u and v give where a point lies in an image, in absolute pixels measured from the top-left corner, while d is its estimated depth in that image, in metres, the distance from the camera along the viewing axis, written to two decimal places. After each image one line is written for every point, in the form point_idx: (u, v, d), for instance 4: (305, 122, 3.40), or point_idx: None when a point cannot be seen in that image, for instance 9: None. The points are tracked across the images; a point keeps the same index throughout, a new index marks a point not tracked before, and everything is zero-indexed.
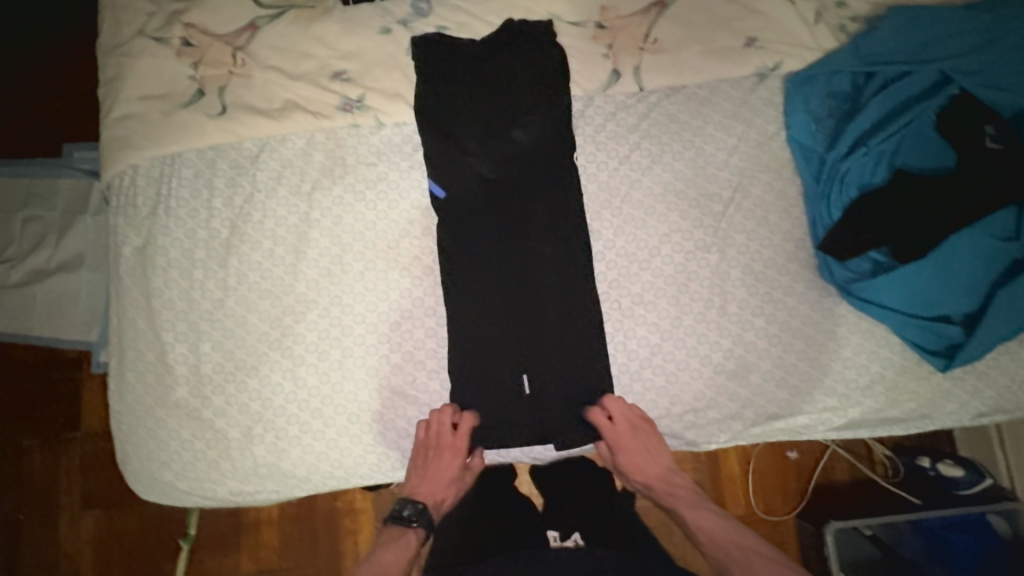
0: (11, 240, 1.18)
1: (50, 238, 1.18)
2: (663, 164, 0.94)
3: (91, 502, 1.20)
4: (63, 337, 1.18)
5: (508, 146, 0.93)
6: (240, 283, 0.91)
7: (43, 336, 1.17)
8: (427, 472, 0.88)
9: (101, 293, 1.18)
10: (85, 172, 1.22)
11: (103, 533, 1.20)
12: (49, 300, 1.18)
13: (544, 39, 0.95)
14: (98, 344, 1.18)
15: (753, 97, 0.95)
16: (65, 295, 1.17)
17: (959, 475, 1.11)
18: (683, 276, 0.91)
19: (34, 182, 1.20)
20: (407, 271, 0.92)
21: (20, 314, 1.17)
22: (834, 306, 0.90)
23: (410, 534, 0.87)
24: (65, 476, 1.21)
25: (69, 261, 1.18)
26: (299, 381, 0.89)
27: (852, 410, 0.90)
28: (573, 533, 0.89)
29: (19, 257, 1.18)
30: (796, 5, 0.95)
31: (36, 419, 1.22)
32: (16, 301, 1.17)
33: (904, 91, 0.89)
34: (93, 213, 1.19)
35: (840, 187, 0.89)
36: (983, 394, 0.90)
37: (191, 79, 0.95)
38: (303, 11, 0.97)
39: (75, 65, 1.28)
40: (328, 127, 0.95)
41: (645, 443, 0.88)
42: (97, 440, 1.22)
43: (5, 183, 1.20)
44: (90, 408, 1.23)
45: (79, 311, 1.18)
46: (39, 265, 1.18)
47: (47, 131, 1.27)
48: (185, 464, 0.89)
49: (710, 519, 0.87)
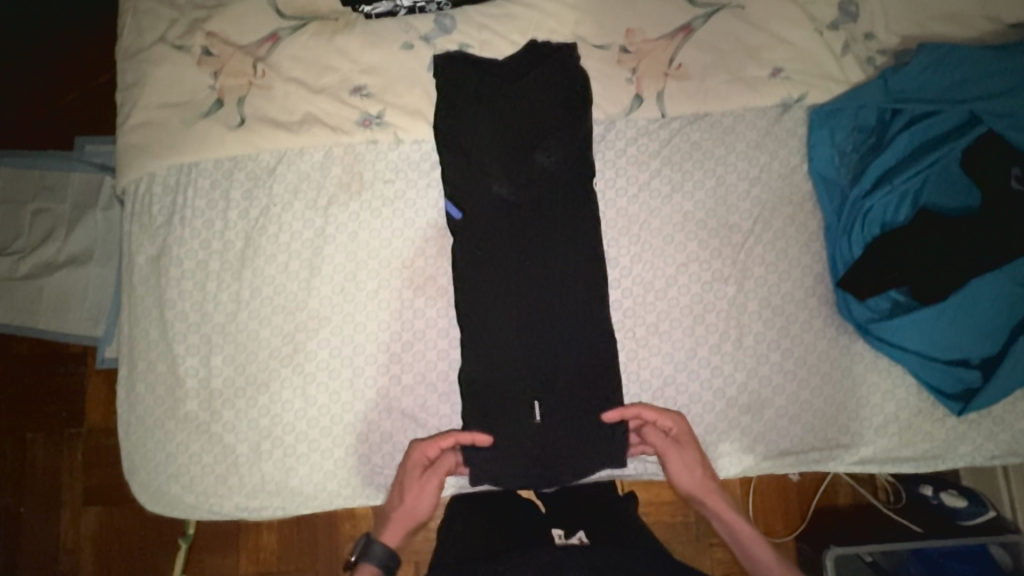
0: (22, 233, 1.18)
1: (60, 231, 1.18)
2: (683, 193, 0.93)
3: (91, 499, 1.20)
4: (70, 330, 1.18)
5: (529, 169, 0.92)
6: (254, 296, 0.91)
7: (49, 328, 1.17)
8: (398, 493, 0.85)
9: (111, 289, 1.19)
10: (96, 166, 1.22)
11: (104, 529, 1.19)
12: (56, 293, 1.18)
13: (568, 60, 0.93)
14: (104, 339, 1.18)
15: (778, 127, 0.94)
16: (73, 288, 1.18)
17: (960, 505, 1.08)
18: (699, 307, 0.90)
19: (45, 174, 1.20)
20: (421, 290, 0.92)
21: (28, 308, 1.17)
22: (850, 343, 0.89)
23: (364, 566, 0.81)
24: (67, 472, 1.21)
25: (79, 255, 1.19)
26: (310, 400, 0.89)
27: (865, 448, 0.89)
28: (578, 530, 0.88)
29: (28, 249, 1.18)
30: (823, 36, 0.95)
31: (39, 412, 1.22)
32: (22, 293, 1.17)
33: (931, 130, 0.87)
34: (104, 208, 1.19)
35: (862, 224, 0.88)
36: (997, 438, 0.89)
37: (211, 88, 0.94)
38: (326, 23, 0.96)
39: (87, 58, 1.27)
40: (348, 142, 0.95)
41: (692, 466, 0.85)
42: (100, 435, 1.22)
43: (17, 175, 1.20)
44: (94, 405, 1.23)
45: (87, 304, 1.19)
46: (47, 258, 1.18)
47: (55, 125, 1.27)
48: (193, 478, 0.88)
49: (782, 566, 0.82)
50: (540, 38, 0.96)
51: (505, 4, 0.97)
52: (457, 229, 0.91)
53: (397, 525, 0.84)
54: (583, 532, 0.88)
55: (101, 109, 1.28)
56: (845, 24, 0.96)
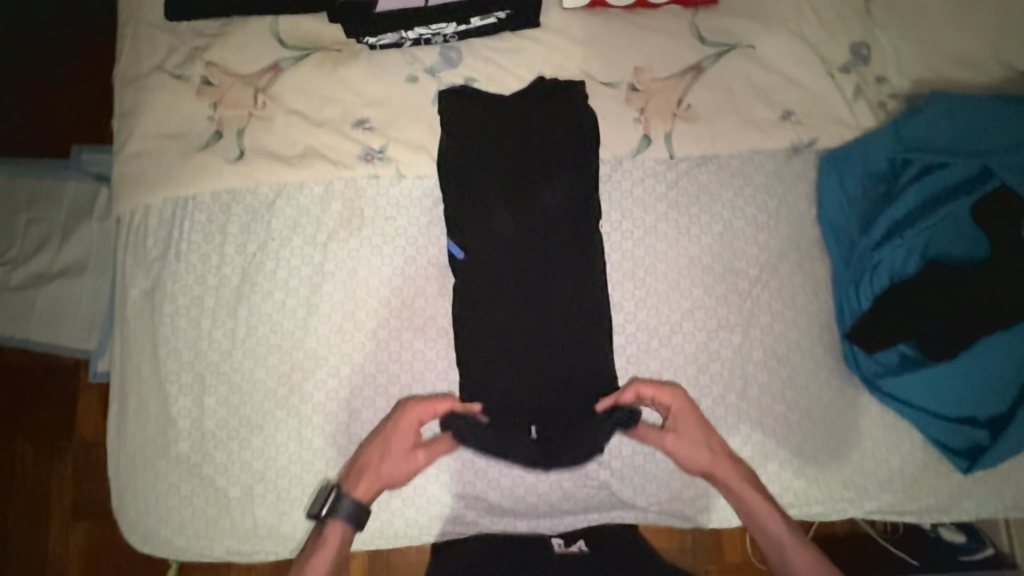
0: (15, 243, 1.16)
1: (54, 240, 1.16)
2: (690, 237, 0.91)
3: (82, 513, 1.17)
4: (63, 343, 1.15)
5: (533, 211, 0.89)
6: (250, 335, 0.89)
7: (41, 340, 1.15)
8: (377, 457, 0.82)
9: (104, 304, 1.16)
10: (92, 175, 1.19)
11: (93, 546, 1.17)
12: (49, 305, 1.15)
13: (574, 101, 0.92)
14: (96, 352, 1.15)
15: (786, 171, 0.93)
16: (66, 300, 1.15)
17: (959, 539, 1.07)
18: (703, 356, 0.88)
19: (40, 183, 1.18)
20: (420, 331, 0.90)
21: (19, 319, 1.15)
22: (856, 396, 0.88)
23: (333, 530, 0.79)
24: (56, 487, 1.17)
25: (71, 266, 1.16)
26: (305, 443, 0.87)
27: (868, 502, 0.87)
28: (578, 540, 0.89)
29: (22, 258, 1.16)
30: (835, 79, 0.93)
31: (29, 425, 1.19)
32: (16, 304, 1.14)
33: (944, 181, 0.85)
34: (99, 218, 1.15)
35: (871, 276, 0.86)
36: (1004, 494, 0.88)
37: (210, 119, 0.92)
38: (329, 54, 0.94)
39: (84, 66, 1.24)
40: (348, 176, 0.92)
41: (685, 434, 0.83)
42: (91, 450, 1.19)
43: (11, 184, 1.18)
44: (85, 419, 1.20)
45: (79, 317, 1.16)
46: (40, 269, 1.15)
47: (47, 134, 1.23)
48: (184, 521, 0.86)
49: (792, 548, 0.80)
50: (547, 75, 0.94)
51: (511, 38, 0.95)
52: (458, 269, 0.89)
53: (371, 489, 0.81)
54: (583, 543, 0.89)
55: (94, 118, 1.24)
56: (857, 67, 0.94)
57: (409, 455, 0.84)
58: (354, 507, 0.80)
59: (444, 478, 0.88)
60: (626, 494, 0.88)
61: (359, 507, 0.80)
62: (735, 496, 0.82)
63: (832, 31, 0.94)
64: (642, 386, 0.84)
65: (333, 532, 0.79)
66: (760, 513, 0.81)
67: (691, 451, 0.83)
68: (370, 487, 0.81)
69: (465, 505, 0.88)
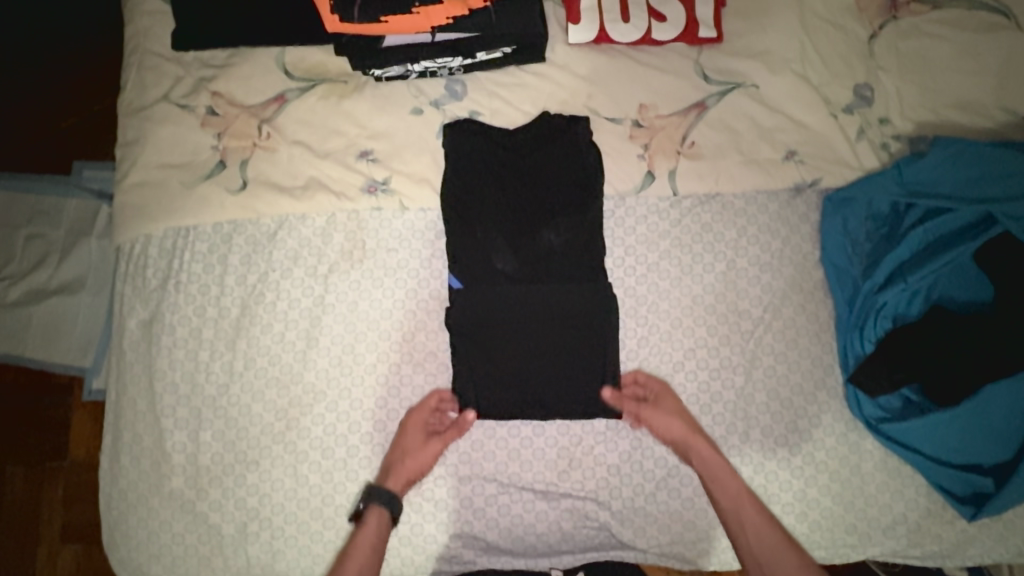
0: (11, 259, 1.15)
1: (52, 257, 1.15)
2: (694, 275, 0.91)
3: (72, 535, 1.15)
4: (58, 361, 1.14)
5: (538, 248, 0.89)
6: (248, 367, 0.88)
7: (36, 357, 1.14)
8: (399, 452, 0.83)
9: (100, 323, 1.15)
10: (94, 192, 1.19)
11: (83, 568, 1.14)
12: (45, 323, 1.14)
13: (579, 137, 0.92)
14: (92, 370, 1.14)
15: (790, 211, 0.93)
16: (62, 318, 1.14)
17: None
18: (706, 397, 0.88)
19: (40, 199, 1.17)
20: (421, 366, 0.89)
21: (15, 336, 1.13)
22: (860, 440, 0.87)
23: (370, 519, 0.81)
24: (46, 508, 1.15)
25: (70, 283, 1.15)
26: (301, 479, 0.86)
27: (872, 548, 0.86)
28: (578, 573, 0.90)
29: (20, 274, 1.15)
30: (837, 120, 0.94)
31: (20, 444, 1.17)
32: (11, 321, 1.13)
33: (946, 226, 0.86)
34: (98, 237, 1.16)
35: (875, 319, 0.86)
36: (1009, 542, 0.86)
37: (214, 149, 0.92)
38: (335, 86, 0.94)
39: (86, 84, 1.24)
40: (351, 209, 0.92)
41: (673, 416, 0.83)
42: (83, 470, 1.16)
43: (11, 201, 1.17)
44: (78, 439, 1.17)
45: (75, 335, 1.15)
46: (38, 286, 1.14)
47: (48, 152, 1.22)
48: (175, 558, 0.85)
49: (750, 512, 0.80)
50: (552, 110, 0.95)
51: (517, 73, 0.96)
52: (457, 302, 0.87)
53: (403, 484, 0.83)
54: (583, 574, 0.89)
55: (97, 138, 1.24)
56: (860, 108, 0.95)
57: (426, 445, 0.83)
58: (391, 500, 0.81)
59: (441, 517, 0.86)
60: (627, 536, 0.87)
61: (395, 502, 0.81)
62: (701, 461, 0.82)
63: (835, 72, 0.95)
64: (636, 372, 0.88)
65: (372, 520, 0.81)
66: (717, 476, 0.82)
67: (677, 433, 0.83)
68: (402, 483, 0.83)
69: (463, 544, 0.86)
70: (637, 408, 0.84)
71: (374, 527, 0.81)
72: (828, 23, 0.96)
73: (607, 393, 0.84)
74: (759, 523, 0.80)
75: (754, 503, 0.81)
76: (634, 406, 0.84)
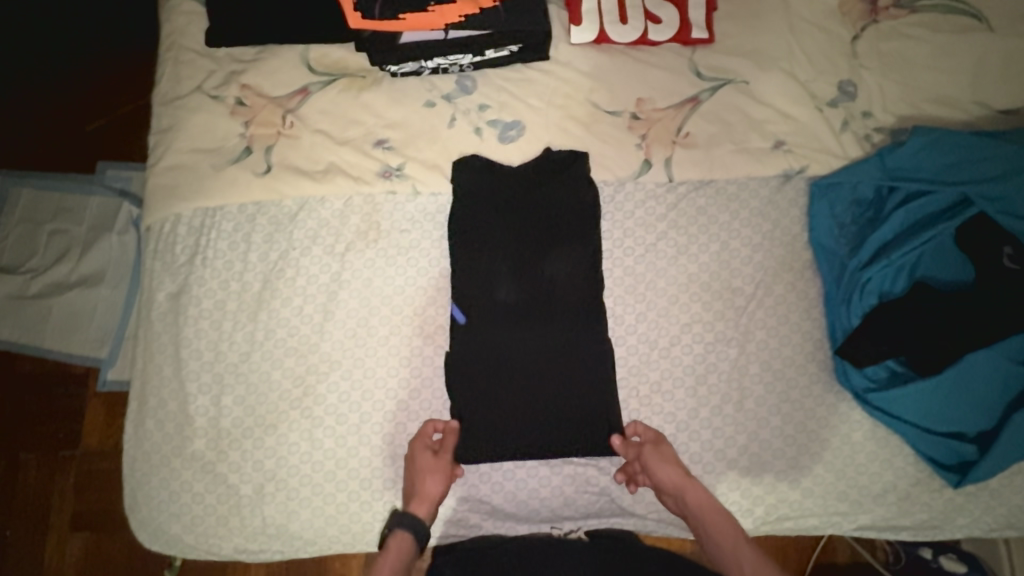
0: (36, 253, 1.21)
1: (74, 252, 1.22)
2: (689, 255, 0.96)
3: (81, 523, 1.17)
4: (76, 351, 1.19)
5: (540, 279, 0.92)
6: (268, 338, 0.93)
7: (55, 348, 1.19)
8: (416, 474, 0.86)
9: (120, 308, 1.20)
10: (115, 191, 1.26)
11: (92, 554, 1.16)
12: (66, 314, 1.20)
13: (579, 177, 0.97)
14: (108, 361, 1.19)
15: (780, 196, 0.98)
16: (82, 309, 1.20)
17: (961, 572, 1.01)
18: (702, 368, 0.92)
19: (66, 196, 1.24)
20: (430, 338, 0.94)
21: (36, 326, 1.19)
22: (848, 411, 0.91)
23: (393, 544, 0.82)
24: (58, 494, 1.18)
25: (90, 276, 1.21)
26: (317, 443, 0.90)
27: (862, 515, 0.90)
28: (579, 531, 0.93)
29: (42, 268, 1.21)
30: (822, 112, 1.00)
31: (34, 432, 1.20)
32: (33, 313, 1.19)
33: (924, 209, 0.92)
34: (119, 232, 1.23)
35: (861, 294, 0.90)
36: (995, 511, 0.90)
37: (241, 136, 0.99)
38: (354, 80, 1.02)
39: (113, 84, 1.31)
40: (367, 192, 0.98)
41: (670, 463, 0.86)
42: (94, 459, 1.19)
43: (40, 196, 1.24)
44: (92, 427, 1.21)
45: (94, 326, 1.20)
46: (59, 278, 1.20)
47: (77, 150, 1.29)
48: (195, 518, 0.89)
49: (746, 552, 0.82)
50: (557, 148, 1.00)
51: (524, 69, 1.03)
52: (460, 324, 0.91)
53: (425, 507, 0.85)
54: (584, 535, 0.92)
55: (123, 135, 1.30)
56: (844, 102, 1.01)
57: (438, 464, 0.86)
58: (416, 524, 0.83)
59: None
60: (626, 500, 0.91)
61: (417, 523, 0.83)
62: (697, 505, 0.84)
63: (820, 70, 1.02)
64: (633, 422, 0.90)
65: (394, 548, 0.82)
66: (710, 518, 0.84)
67: (674, 478, 0.85)
68: (423, 503, 0.85)
69: (469, 507, 0.91)
70: (641, 451, 0.87)
71: (399, 550, 0.82)
72: (813, 24, 1.03)
73: (613, 439, 0.88)
74: (756, 563, 0.81)
75: (751, 545, 0.83)
76: (636, 451, 0.87)
